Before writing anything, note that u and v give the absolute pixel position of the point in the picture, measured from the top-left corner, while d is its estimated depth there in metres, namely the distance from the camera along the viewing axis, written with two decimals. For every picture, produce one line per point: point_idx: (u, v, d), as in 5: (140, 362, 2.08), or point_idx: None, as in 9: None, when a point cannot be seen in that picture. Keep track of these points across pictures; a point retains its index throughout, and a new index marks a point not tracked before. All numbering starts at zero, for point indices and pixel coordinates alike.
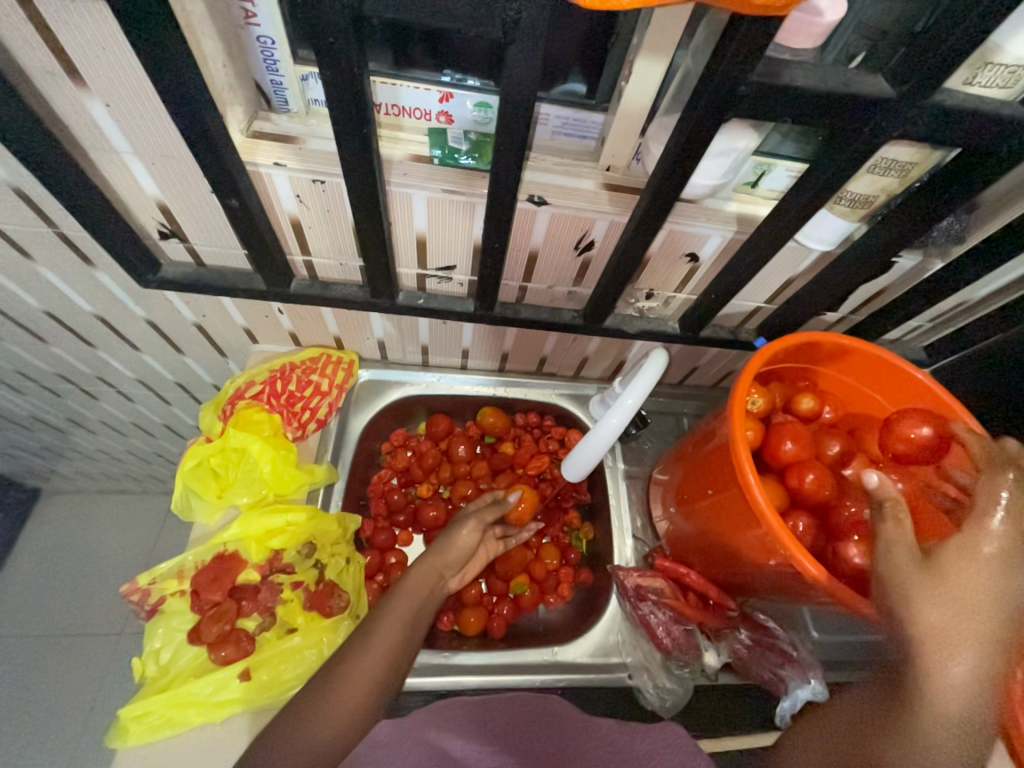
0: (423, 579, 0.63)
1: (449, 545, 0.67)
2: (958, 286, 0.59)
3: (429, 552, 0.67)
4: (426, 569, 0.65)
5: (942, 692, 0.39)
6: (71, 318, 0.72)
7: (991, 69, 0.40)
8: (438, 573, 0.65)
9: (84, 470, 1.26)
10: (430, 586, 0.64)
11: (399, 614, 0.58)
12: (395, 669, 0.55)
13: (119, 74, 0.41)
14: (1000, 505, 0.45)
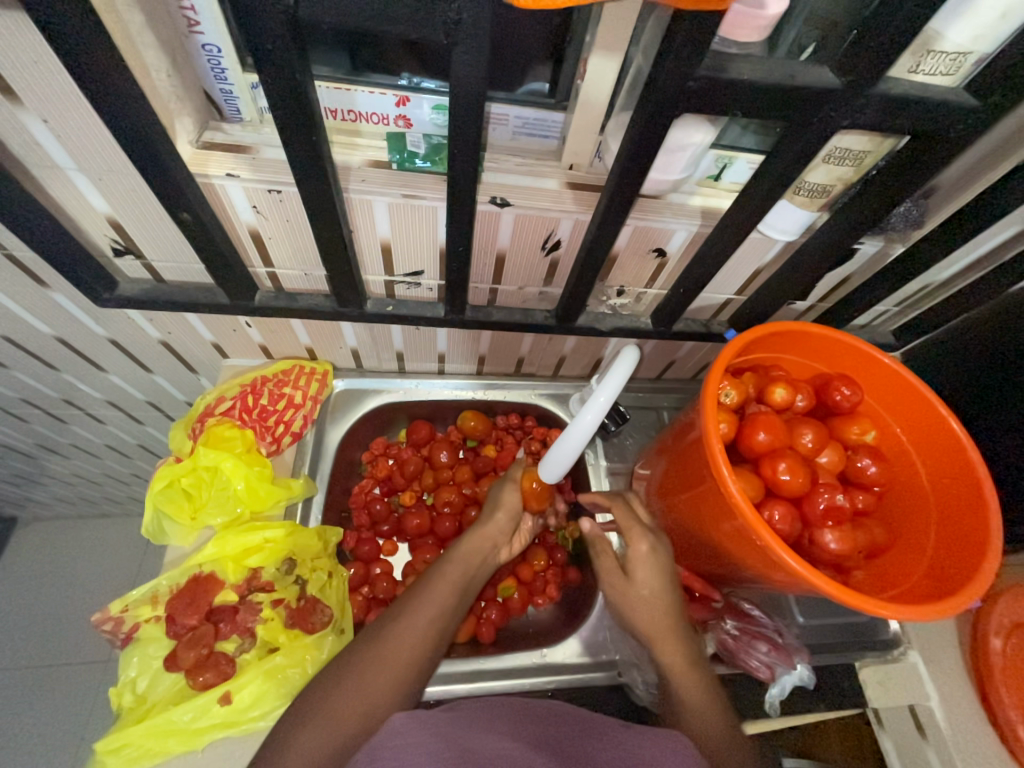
0: (474, 551, 0.65)
1: (495, 518, 0.68)
2: (919, 270, 0.60)
3: (479, 521, 0.68)
4: (477, 541, 0.66)
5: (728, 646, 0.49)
6: (30, 341, 0.70)
7: (934, 57, 0.41)
8: (485, 549, 0.66)
9: (59, 496, 1.23)
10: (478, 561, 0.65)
11: (439, 590, 0.59)
12: (431, 644, 0.55)
13: (53, 88, 0.39)
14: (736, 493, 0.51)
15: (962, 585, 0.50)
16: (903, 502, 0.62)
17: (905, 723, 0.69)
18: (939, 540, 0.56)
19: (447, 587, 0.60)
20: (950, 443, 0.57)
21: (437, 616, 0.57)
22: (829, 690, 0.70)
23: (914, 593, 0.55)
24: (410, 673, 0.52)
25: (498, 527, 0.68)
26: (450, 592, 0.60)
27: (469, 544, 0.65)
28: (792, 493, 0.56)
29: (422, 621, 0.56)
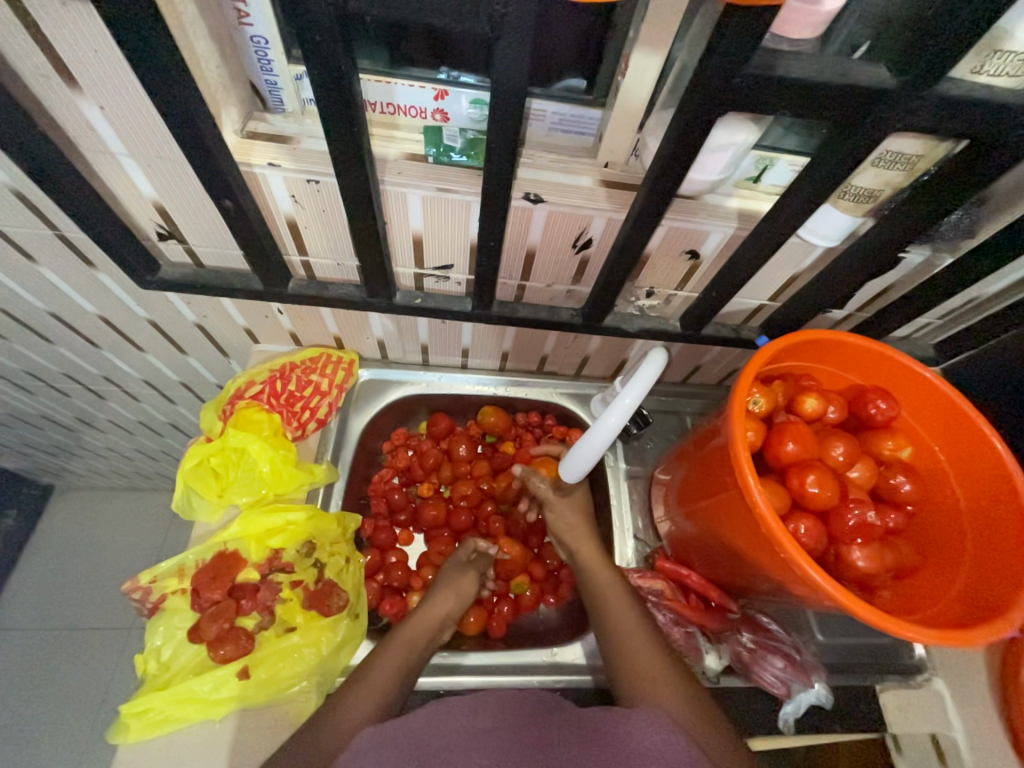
0: (419, 630, 0.61)
1: (442, 601, 0.65)
2: (967, 282, 0.57)
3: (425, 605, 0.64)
4: (424, 623, 0.61)
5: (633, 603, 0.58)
6: (76, 319, 0.73)
7: (1000, 57, 0.38)
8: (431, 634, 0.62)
9: (94, 468, 1.28)
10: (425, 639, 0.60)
11: (393, 647, 0.58)
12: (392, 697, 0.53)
13: (111, 76, 0.41)
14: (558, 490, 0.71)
15: (997, 613, 0.48)
16: (936, 522, 0.59)
17: (926, 754, 0.65)
18: (974, 564, 0.54)
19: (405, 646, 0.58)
20: (990, 464, 0.54)
21: (396, 670, 0.55)
22: (848, 712, 0.67)
23: (945, 617, 0.53)
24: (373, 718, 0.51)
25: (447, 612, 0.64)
26: (406, 656, 0.57)
27: (418, 619, 0.62)
28: (820, 506, 0.54)
29: (381, 678, 0.54)
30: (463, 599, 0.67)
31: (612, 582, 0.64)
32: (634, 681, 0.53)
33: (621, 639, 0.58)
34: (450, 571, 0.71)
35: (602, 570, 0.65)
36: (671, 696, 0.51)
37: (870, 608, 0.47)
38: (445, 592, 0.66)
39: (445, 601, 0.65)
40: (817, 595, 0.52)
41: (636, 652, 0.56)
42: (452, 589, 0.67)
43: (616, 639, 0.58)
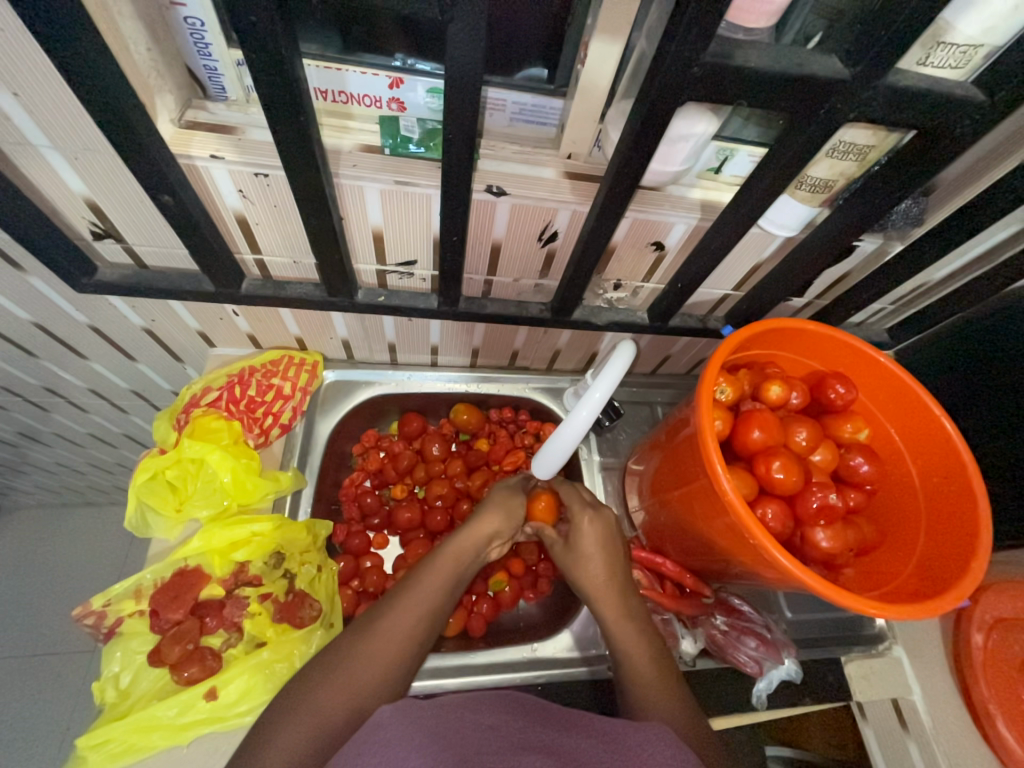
0: (463, 552, 0.61)
1: (493, 517, 0.64)
2: (917, 268, 0.59)
3: (475, 518, 0.64)
4: (471, 539, 0.62)
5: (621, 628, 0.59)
6: (7, 327, 0.67)
7: (944, 49, 0.40)
8: (478, 549, 0.62)
9: (43, 485, 1.20)
10: (467, 561, 0.61)
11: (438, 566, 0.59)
12: (414, 647, 0.54)
13: (24, 59, 0.37)
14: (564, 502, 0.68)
15: (952, 579, 0.51)
16: (893, 500, 0.62)
17: (887, 717, 0.70)
18: (928, 538, 0.57)
19: (439, 578, 0.59)
20: (941, 442, 0.57)
21: (425, 616, 0.56)
22: (817, 686, 0.70)
23: (903, 589, 0.56)
24: (386, 693, 0.50)
25: (494, 528, 0.64)
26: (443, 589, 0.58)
27: (465, 536, 0.62)
28: (786, 491, 0.56)
29: (406, 625, 0.54)
30: (514, 515, 0.66)
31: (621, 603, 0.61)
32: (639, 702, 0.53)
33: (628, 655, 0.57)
34: (497, 490, 0.68)
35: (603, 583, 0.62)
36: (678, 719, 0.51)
37: (833, 586, 0.48)
38: (495, 509, 0.65)
39: (492, 521, 0.64)
40: (786, 576, 0.54)
41: (641, 670, 0.56)
42: (502, 506, 0.65)
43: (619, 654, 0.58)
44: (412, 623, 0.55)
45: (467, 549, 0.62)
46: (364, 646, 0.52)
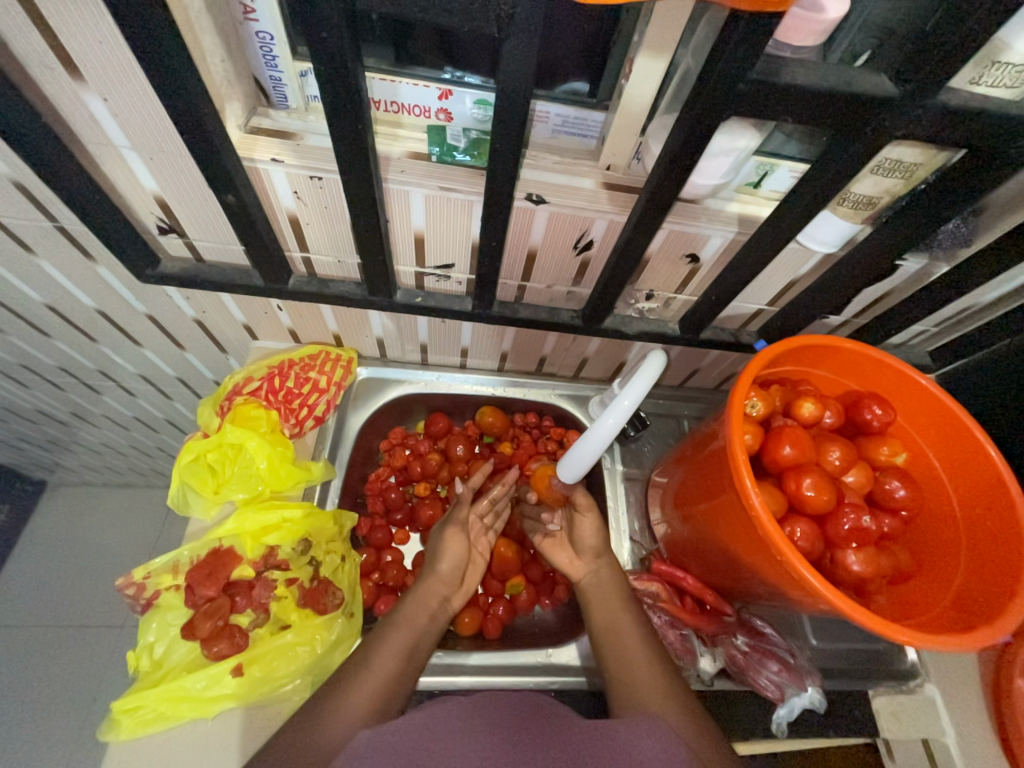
0: (420, 608, 0.61)
1: (441, 569, 0.65)
2: (964, 290, 0.57)
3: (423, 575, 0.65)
4: (422, 598, 0.62)
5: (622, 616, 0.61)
6: (73, 313, 0.73)
7: (998, 69, 0.39)
8: (433, 609, 0.62)
9: (89, 463, 1.27)
10: (426, 623, 0.60)
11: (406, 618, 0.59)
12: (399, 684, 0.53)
13: (116, 67, 0.41)
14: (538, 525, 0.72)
15: (991, 617, 0.48)
16: (931, 529, 0.60)
17: (918, 758, 0.66)
18: (968, 571, 0.54)
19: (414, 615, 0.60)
20: (984, 470, 0.55)
21: (412, 642, 0.56)
22: (844, 718, 0.67)
23: (937, 623, 0.53)
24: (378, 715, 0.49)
25: (440, 578, 0.64)
26: (418, 625, 0.58)
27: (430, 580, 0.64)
28: (816, 511, 0.55)
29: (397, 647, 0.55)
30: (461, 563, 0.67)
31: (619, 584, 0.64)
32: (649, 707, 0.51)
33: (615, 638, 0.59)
34: (436, 535, 0.69)
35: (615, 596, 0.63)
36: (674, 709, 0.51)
37: (868, 613, 0.47)
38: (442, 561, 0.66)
39: (443, 562, 0.65)
40: (813, 599, 0.53)
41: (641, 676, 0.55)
42: (448, 555, 0.66)
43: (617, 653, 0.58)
44: (394, 656, 0.55)
45: (432, 595, 0.63)
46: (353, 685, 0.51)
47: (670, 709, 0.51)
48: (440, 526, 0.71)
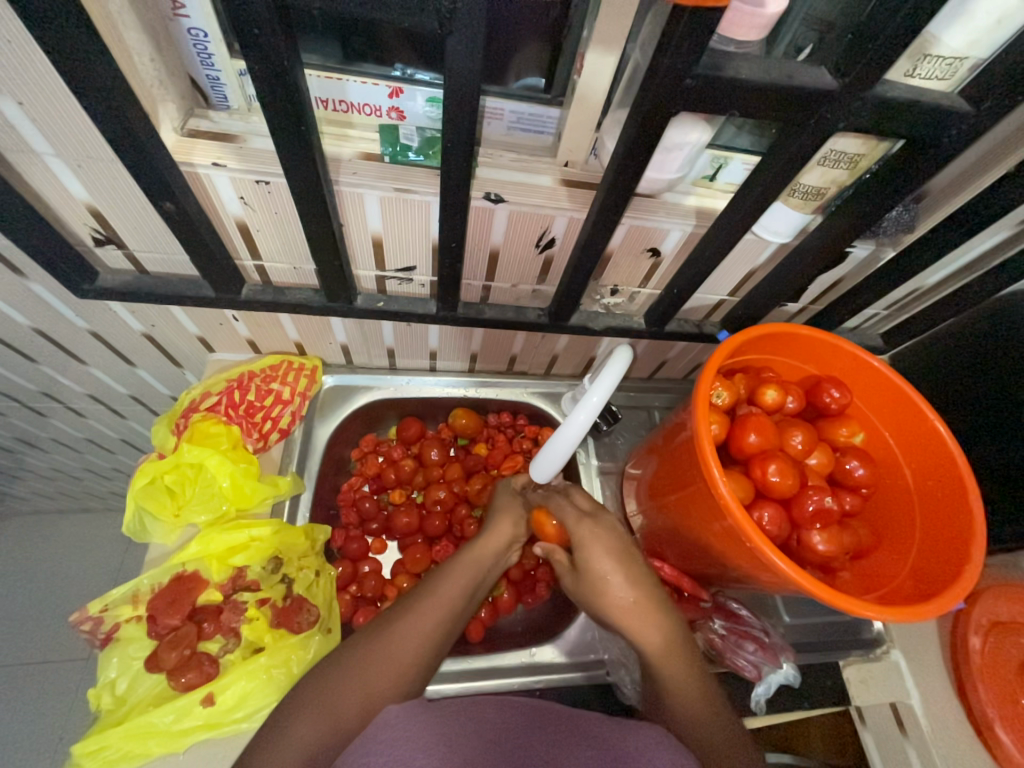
0: (482, 558, 0.63)
1: (505, 523, 0.67)
2: (909, 274, 0.60)
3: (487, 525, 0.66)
4: (479, 554, 0.63)
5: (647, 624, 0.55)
6: (6, 333, 0.68)
7: (930, 61, 0.41)
8: (495, 556, 0.64)
9: (39, 491, 1.20)
10: (486, 569, 0.62)
11: (458, 573, 0.60)
12: (430, 654, 0.53)
13: (28, 68, 0.38)
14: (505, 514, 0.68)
15: (946, 585, 0.51)
16: (889, 504, 0.62)
17: (886, 720, 0.70)
18: (924, 542, 0.57)
19: (465, 576, 0.60)
20: (933, 445, 0.57)
21: (451, 609, 0.56)
22: (816, 690, 0.70)
23: (898, 594, 0.56)
24: (403, 690, 0.50)
25: (511, 533, 0.66)
26: (469, 586, 0.59)
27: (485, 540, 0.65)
28: (782, 495, 0.56)
29: (430, 618, 0.55)
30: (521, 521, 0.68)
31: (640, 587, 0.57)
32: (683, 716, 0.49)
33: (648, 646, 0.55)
34: (501, 497, 0.71)
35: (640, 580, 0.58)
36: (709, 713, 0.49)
37: (833, 591, 0.48)
38: (502, 519, 0.67)
39: (505, 526, 0.66)
40: (784, 581, 0.54)
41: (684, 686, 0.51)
42: (508, 515, 0.67)
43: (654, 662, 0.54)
44: (436, 619, 0.55)
45: (485, 555, 0.63)
46: (378, 647, 0.52)
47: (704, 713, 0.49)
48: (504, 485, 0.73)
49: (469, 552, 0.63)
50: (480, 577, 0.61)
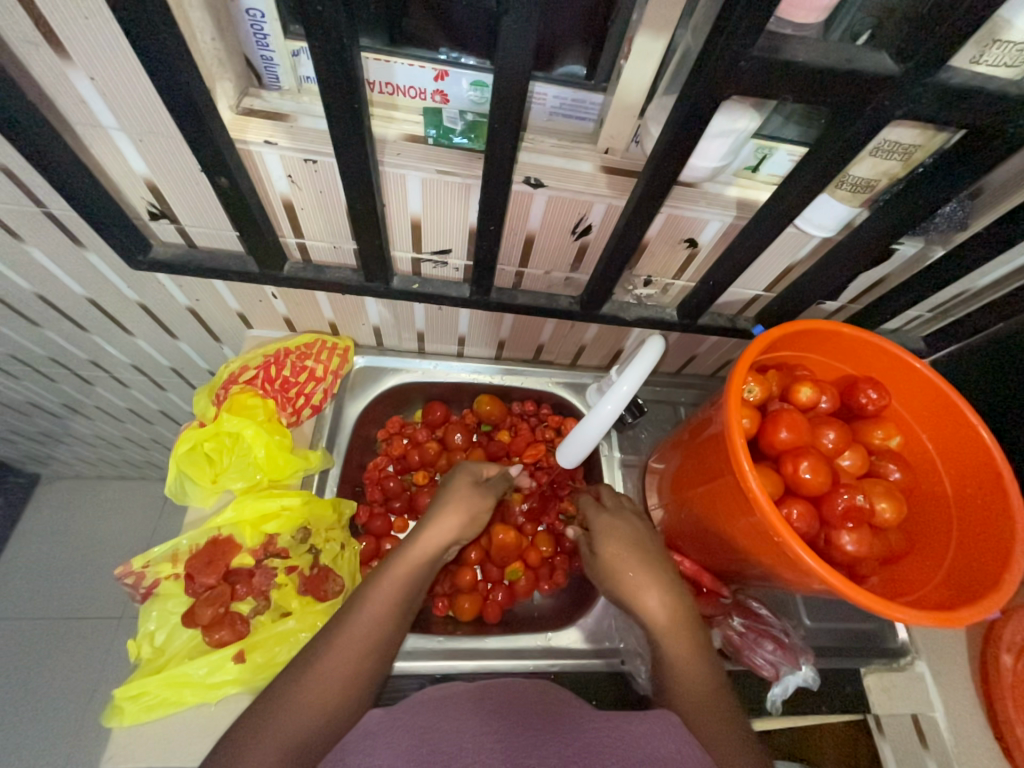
0: (421, 558, 0.58)
1: (451, 520, 0.62)
2: (959, 274, 0.58)
3: (432, 519, 0.62)
4: (417, 562, 0.58)
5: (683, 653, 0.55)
6: (63, 301, 0.72)
7: (999, 47, 0.39)
8: (433, 559, 0.60)
9: (82, 456, 1.26)
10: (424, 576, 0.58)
11: (387, 585, 0.55)
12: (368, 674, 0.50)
13: (102, 43, 0.40)
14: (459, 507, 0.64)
15: (981, 595, 0.49)
16: (922, 511, 0.61)
17: (907, 731, 0.68)
18: (959, 551, 0.55)
19: (396, 589, 0.55)
20: (976, 452, 0.55)
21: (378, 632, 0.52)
22: (832, 696, 0.69)
23: (929, 601, 0.54)
24: (332, 728, 0.46)
25: (453, 530, 0.62)
26: (402, 600, 0.55)
27: (421, 543, 0.59)
28: (812, 492, 0.55)
29: (361, 643, 0.51)
30: (472, 518, 0.64)
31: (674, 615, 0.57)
32: (677, 701, 0.52)
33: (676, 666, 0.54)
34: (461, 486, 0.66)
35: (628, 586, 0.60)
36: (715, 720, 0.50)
37: (863, 591, 0.47)
38: (455, 512, 0.63)
39: (447, 527, 0.62)
40: (808, 579, 0.53)
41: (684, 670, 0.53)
42: (462, 508, 0.63)
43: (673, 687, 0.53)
44: (363, 645, 0.51)
45: (422, 559, 0.59)
46: (307, 679, 0.48)
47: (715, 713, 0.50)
48: (461, 474, 0.68)
49: (407, 556, 0.58)
50: (416, 585, 0.57)
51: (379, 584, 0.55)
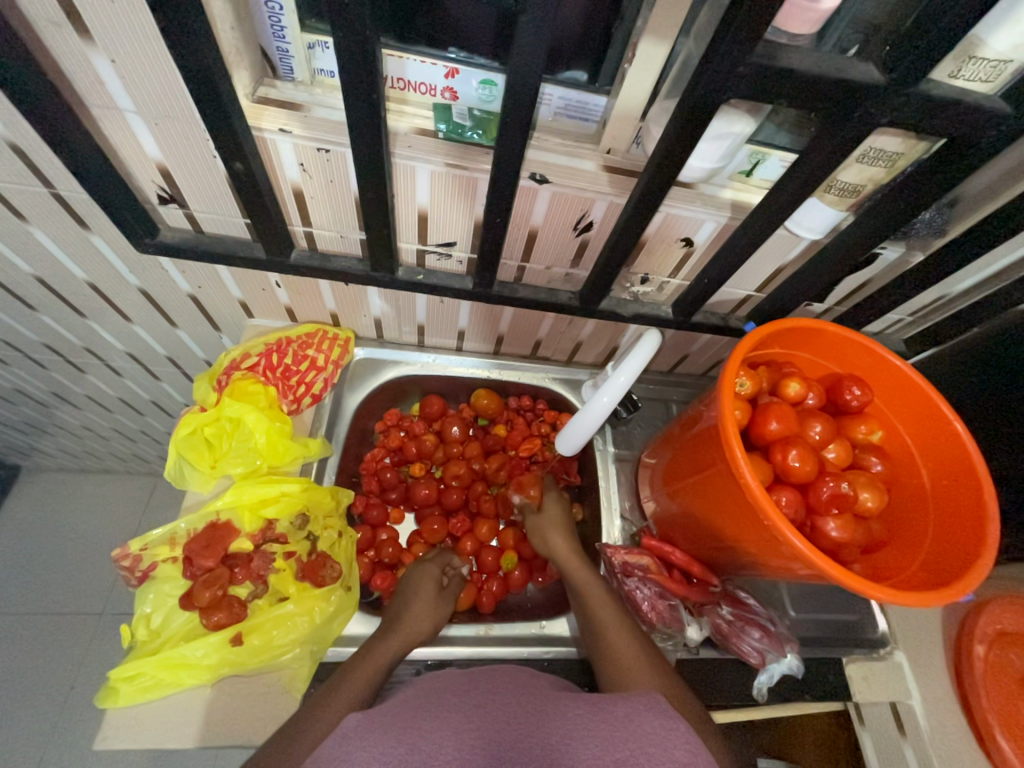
0: (403, 635, 0.62)
1: (421, 606, 0.66)
2: (938, 278, 0.61)
3: (405, 608, 0.65)
4: (394, 642, 0.61)
5: (607, 622, 0.62)
6: (63, 285, 0.71)
7: (975, 63, 0.42)
8: (408, 641, 0.62)
9: (67, 448, 1.24)
10: (400, 652, 0.60)
11: (362, 664, 0.57)
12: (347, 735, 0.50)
13: (126, 27, 0.41)
14: (431, 592, 0.68)
15: (957, 577, 0.52)
16: (902, 500, 0.64)
17: (885, 720, 0.71)
18: (936, 537, 0.58)
19: (372, 668, 0.57)
20: (951, 445, 0.58)
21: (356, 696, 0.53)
22: (816, 683, 0.71)
23: (909, 584, 0.57)
24: None
25: (424, 615, 0.65)
26: (376, 673, 0.57)
27: (400, 630, 0.62)
28: (799, 480, 0.58)
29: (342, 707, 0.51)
30: (440, 606, 0.68)
31: (597, 587, 0.67)
32: (616, 669, 0.57)
33: (604, 631, 0.61)
34: (426, 575, 0.71)
35: (591, 581, 0.67)
36: (650, 679, 0.55)
37: (849, 573, 0.50)
38: (424, 598, 0.67)
39: (425, 616, 0.65)
40: (795, 564, 0.55)
41: (620, 646, 0.59)
42: (432, 609, 0.66)
43: (604, 646, 0.60)
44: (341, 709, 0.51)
45: (405, 637, 0.62)
46: (291, 739, 0.48)
47: (647, 673, 0.56)
48: (420, 568, 0.73)
49: (384, 639, 0.61)
50: (392, 662, 0.59)
51: (357, 664, 0.57)
